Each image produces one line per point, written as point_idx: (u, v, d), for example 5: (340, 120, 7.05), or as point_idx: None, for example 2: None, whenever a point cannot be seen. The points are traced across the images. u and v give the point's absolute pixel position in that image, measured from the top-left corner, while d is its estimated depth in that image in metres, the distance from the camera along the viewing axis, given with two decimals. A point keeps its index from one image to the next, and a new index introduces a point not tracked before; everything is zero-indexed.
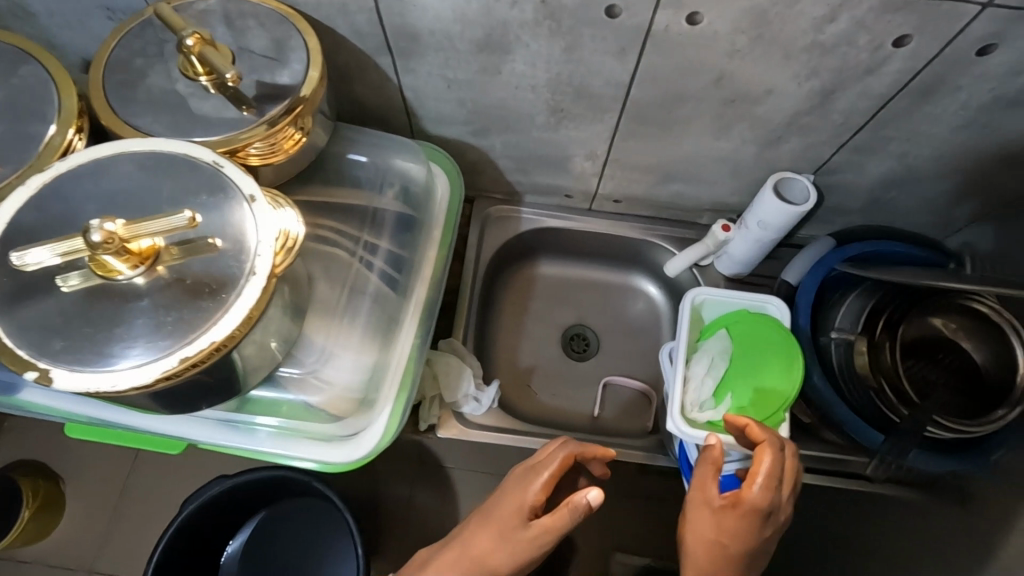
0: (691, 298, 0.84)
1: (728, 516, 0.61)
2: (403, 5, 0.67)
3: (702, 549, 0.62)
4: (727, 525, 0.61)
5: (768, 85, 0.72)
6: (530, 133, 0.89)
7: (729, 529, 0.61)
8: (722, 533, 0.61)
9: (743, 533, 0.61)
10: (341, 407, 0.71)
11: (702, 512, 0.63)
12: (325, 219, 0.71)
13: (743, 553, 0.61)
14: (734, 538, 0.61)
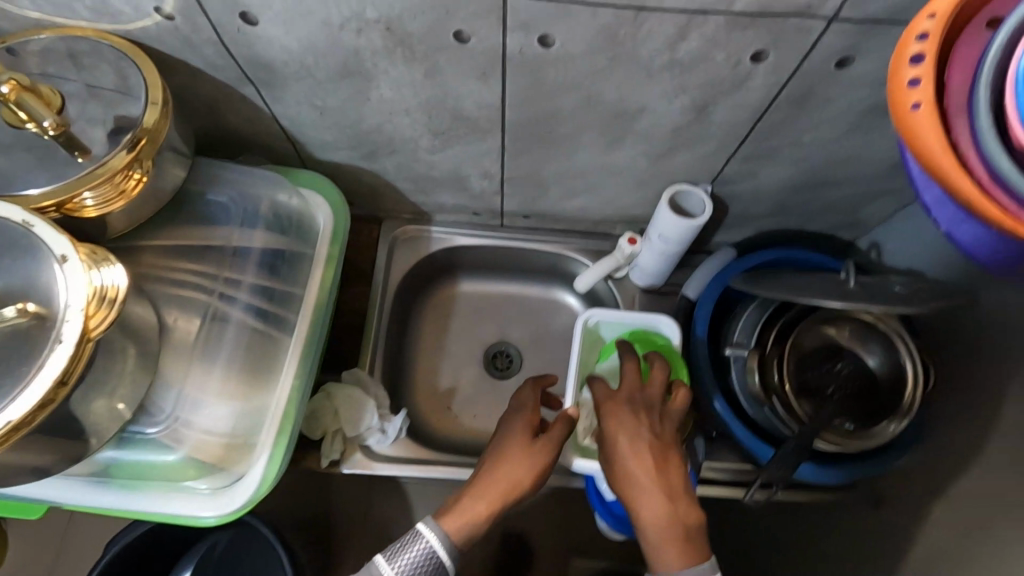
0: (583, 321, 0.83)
1: (607, 413, 0.68)
2: (247, 36, 0.64)
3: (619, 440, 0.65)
4: (609, 421, 0.67)
5: (640, 102, 0.70)
6: (419, 156, 0.86)
7: (610, 424, 0.66)
8: (609, 429, 0.66)
9: (623, 419, 0.66)
10: (210, 458, 0.68)
11: (602, 415, 0.68)
12: (183, 262, 0.68)
13: (635, 437, 0.65)
14: (619, 423, 0.66)
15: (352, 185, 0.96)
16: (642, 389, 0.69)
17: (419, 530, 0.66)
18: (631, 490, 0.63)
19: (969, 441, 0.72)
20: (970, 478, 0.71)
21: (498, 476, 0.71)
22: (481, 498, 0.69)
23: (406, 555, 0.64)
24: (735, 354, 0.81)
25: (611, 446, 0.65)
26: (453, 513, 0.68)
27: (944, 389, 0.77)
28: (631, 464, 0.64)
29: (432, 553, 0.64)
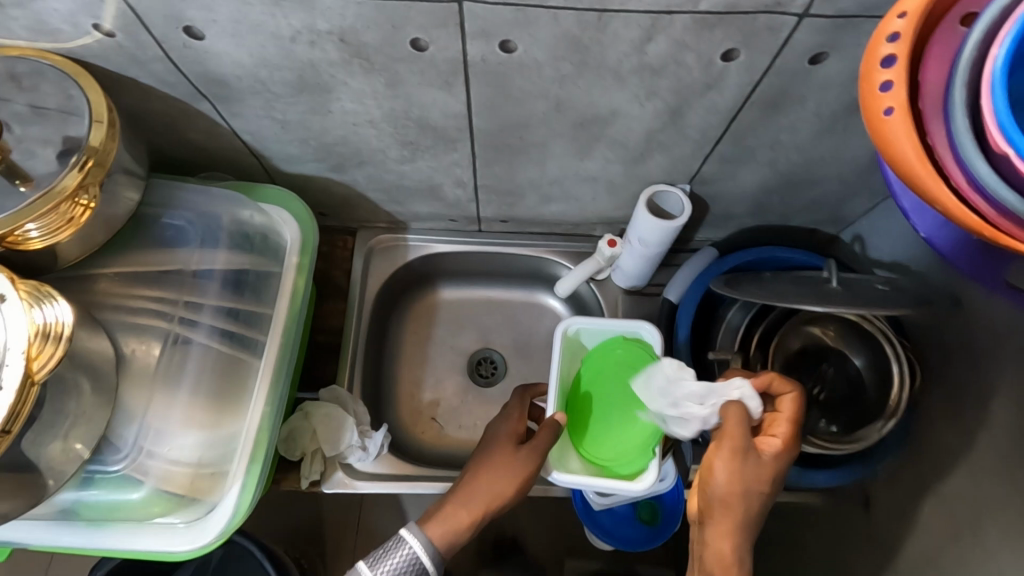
0: (562, 331, 0.79)
1: (731, 464, 0.58)
2: (195, 51, 0.61)
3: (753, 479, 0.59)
4: (724, 470, 0.58)
5: (611, 106, 0.67)
6: (388, 166, 0.83)
7: (725, 475, 0.58)
8: (720, 476, 0.58)
9: (739, 477, 0.58)
10: (177, 490, 0.66)
11: (727, 448, 0.59)
12: (141, 288, 0.65)
13: (743, 503, 0.58)
14: (737, 483, 0.58)
15: (323, 197, 0.93)
16: (776, 454, 0.60)
17: (402, 536, 0.66)
18: (715, 541, 0.59)
19: (958, 440, 0.70)
20: (960, 478, 0.69)
21: (478, 488, 0.70)
22: (463, 507, 0.69)
23: (389, 561, 0.65)
24: (717, 358, 0.78)
25: (716, 496, 0.59)
26: (437, 521, 0.68)
27: (931, 386, 0.76)
28: (728, 525, 0.59)
29: (416, 561, 0.65)
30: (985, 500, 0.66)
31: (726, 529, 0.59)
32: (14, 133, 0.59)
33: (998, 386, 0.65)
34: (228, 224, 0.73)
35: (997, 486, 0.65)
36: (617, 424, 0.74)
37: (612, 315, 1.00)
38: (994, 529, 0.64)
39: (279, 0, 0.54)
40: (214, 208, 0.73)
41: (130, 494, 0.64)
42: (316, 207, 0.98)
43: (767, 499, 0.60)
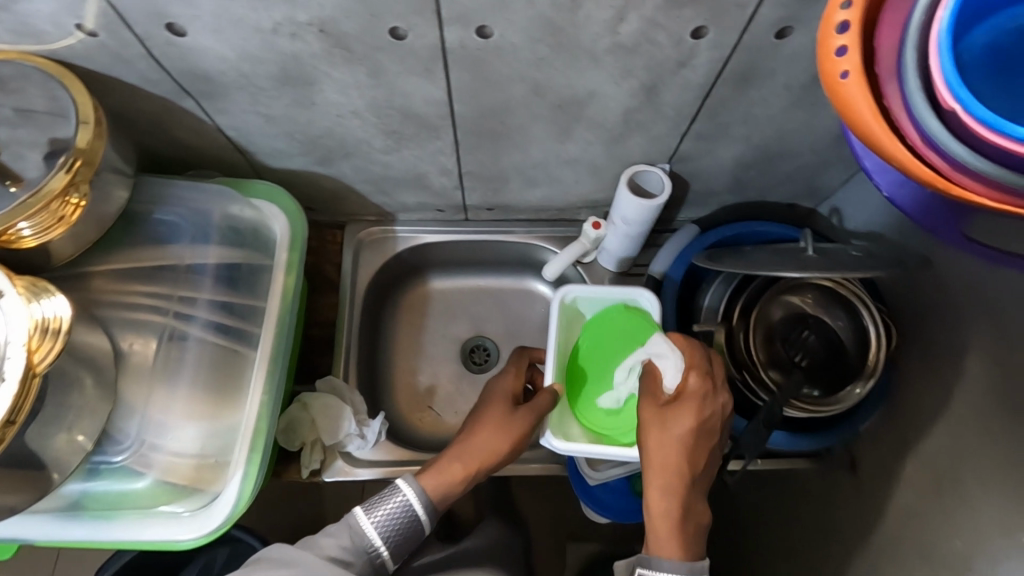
0: (560, 298, 0.81)
1: (647, 415, 0.66)
2: (178, 48, 0.62)
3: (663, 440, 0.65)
4: (645, 426, 0.66)
5: (588, 87, 0.69)
6: (374, 157, 0.85)
7: (647, 430, 0.65)
8: (646, 429, 0.66)
9: (659, 426, 0.65)
10: (180, 480, 0.67)
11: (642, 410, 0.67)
12: (137, 284, 0.66)
13: (665, 449, 0.64)
14: (656, 431, 0.65)
15: (311, 191, 0.95)
16: (691, 397, 0.65)
17: (397, 485, 0.70)
18: (653, 492, 0.65)
19: (937, 397, 0.73)
20: (940, 433, 0.72)
21: (477, 442, 0.76)
22: (458, 460, 0.75)
23: (384, 507, 0.69)
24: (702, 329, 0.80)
25: (644, 449, 0.66)
26: (430, 472, 0.74)
27: (910, 348, 0.79)
28: (660, 474, 0.64)
29: (410, 509, 0.69)
30: (963, 452, 0.69)
31: (660, 478, 0.64)
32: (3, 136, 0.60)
33: (971, 343, 0.68)
34: (220, 218, 0.74)
35: (974, 438, 0.67)
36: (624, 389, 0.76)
37: None
38: (972, 479, 0.67)
39: None
40: (205, 203, 0.74)
41: (136, 484, 0.65)
42: (304, 202, 0.99)
43: (697, 439, 0.65)
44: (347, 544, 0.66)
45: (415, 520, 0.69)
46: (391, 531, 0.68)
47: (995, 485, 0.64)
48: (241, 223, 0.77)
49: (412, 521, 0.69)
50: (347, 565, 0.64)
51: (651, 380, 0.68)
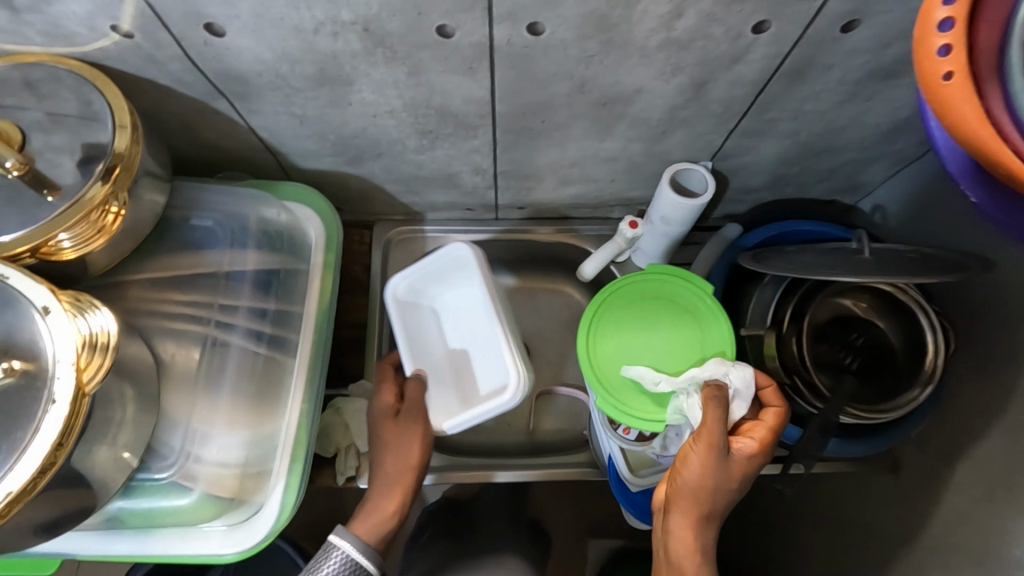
0: (393, 298, 0.83)
1: (706, 455, 0.62)
2: (214, 49, 0.60)
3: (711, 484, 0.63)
4: (697, 466, 0.62)
5: (636, 85, 0.67)
6: (407, 157, 0.82)
7: (698, 471, 0.62)
8: (696, 469, 0.62)
9: (713, 473, 0.62)
10: (227, 493, 0.66)
11: (704, 447, 0.62)
12: (176, 293, 0.64)
13: (709, 498, 0.63)
14: (710, 476, 0.62)
15: (339, 191, 0.92)
16: (748, 457, 0.64)
17: (330, 543, 0.69)
18: (681, 528, 0.64)
19: (993, 401, 0.71)
20: (996, 438, 0.70)
21: (389, 464, 0.76)
22: (387, 498, 0.75)
23: (325, 567, 0.67)
24: (749, 334, 0.78)
25: (689, 486, 0.63)
26: (365, 518, 0.73)
27: (962, 351, 0.76)
28: (692, 515, 0.64)
29: (352, 562, 0.68)
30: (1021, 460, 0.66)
31: (690, 518, 0.64)
32: (36, 142, 0.58)
33: None
34: (257, 223, 0.72)
35: None
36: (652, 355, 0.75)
37: None
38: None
39: None
40: (241, 208, 0.71)
41: (180, 500, 0.64)
42: (331, 201, 0.97)
43: (731, 495, 0.65)
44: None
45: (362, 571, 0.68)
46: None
47: None
48: (276, 228, 0.74)
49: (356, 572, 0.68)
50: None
51: (717, 416, 0.63)
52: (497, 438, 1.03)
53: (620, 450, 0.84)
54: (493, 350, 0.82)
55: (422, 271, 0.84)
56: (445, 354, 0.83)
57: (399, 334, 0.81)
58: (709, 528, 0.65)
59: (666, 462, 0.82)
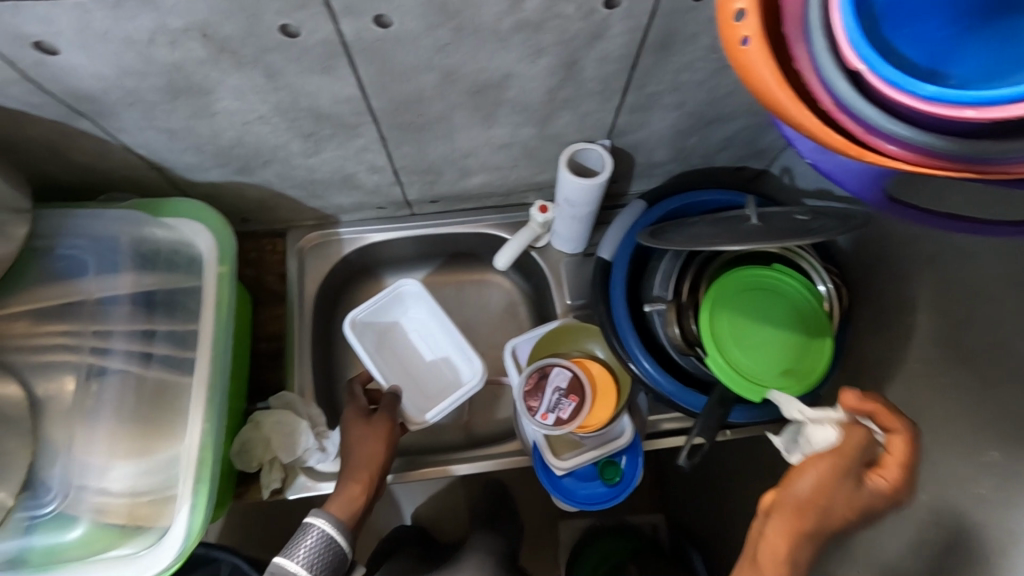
0: (352, 323, 0.94)
1: (830, 466, 0.49)
2: (51, 68, 0.57)
3: (864, 499, 0.48)
4: (816, 473, 0.49)
5: (504, 70, 0.66)
6: (297, 162, 0.80)
7: (816, 479, 0.49)
8: (807, 468, 0.49)
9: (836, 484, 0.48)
10: (119, 520, 0.64)
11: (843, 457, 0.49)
12: (46, 324, 0.63)
13: (818, 517, 0.49)
14: (818, 488, 0.49)
15: (238, 202, 0.90)
16: (882, 493, 0.48)
17: (307, 523, 0.70)
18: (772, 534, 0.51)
19: (891, 352, 0.72)
20: (897, 389, 0.71)
21: (355, 457, 0.78)
22: (354, 480, 0.77)
23: (304, 545, 0.68)
24: (653, 308, 0.78)
25: (794, 496, 0.50)
26: (338, 499, 0.75)
27: (862, 306, 0.77)
28: (792, 527, 0.50)
29: (329, 539, 0.69)
30: (920, 407, 0.67)
31: (788, 531, 0.50)
32: None
33: (919, 295, 0.68)
34: (130, 242, 0.71)
35: (927, 389, 0.66)
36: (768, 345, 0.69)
37: (554, 279, 1.00)
38: (930, 434, 0.66)
39: (119, 1, 0.50)
40: (111, 229, 0.70)
41: (68, 533, 0.62)
42: (235, 213, 0.94)
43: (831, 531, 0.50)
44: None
45: (337, 549, 0.69)
46: (317, 562, 0.67)
47: (951, 437, 0.63)
48: (159, 246, 0.73)
49: (334, 551, 0.69)
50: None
51: (857, 447, 0.49)
52: (433, 435, 1.03)
53: (543, 436, 0.84)
54: (444, 364, 0.98)
55: (376, 304, 0.96)
56: (409, 367, 0.98)
57: (365, 358, 0.92)
58: (811, 548, 0.51)
59: (587, 444, 0.84)
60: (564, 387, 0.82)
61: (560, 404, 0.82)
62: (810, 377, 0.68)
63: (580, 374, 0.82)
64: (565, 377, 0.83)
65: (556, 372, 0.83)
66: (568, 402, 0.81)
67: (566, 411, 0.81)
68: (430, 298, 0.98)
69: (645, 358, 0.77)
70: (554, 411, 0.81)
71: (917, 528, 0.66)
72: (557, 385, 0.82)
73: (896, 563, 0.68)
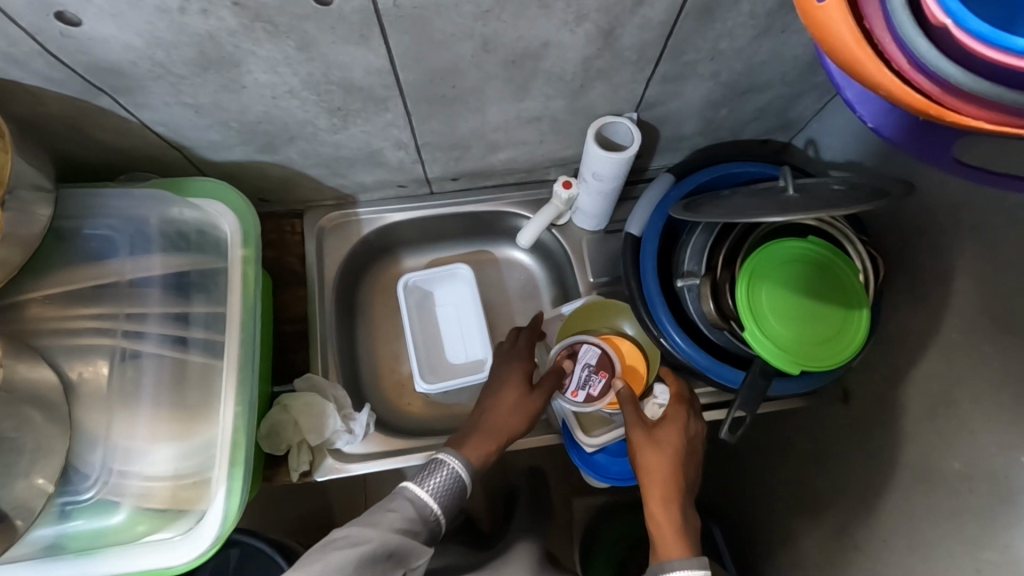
0: (403, 286, 1.00)
1: (660, 441, 0.74)
2: (77, 40, 0.55)
3: (658, 453, 0.73)
4: (649, 449, 0.73)
5: (542, 38, 0.64)
6: (322, 139, 0.79)
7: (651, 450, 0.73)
8: (646, 452, 0.73)
9: (679, 444, 0.73)
10: (160, 505, 0.64)
11: (635, 433, 0.75)
12: (79, 307, 0.62)
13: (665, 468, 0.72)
14: (661, 456, 0.72)
15: (260, 182, 0.88)
16: (667, 430, 0.75)
17: (440, 459, 0.72)
18: (655, 499, 0.71)
19: (928, 323, 0.72)
20: (933, 359, 0.71)
21: (500, 412, 0.79)
22: (490, 435, 0.76)
23: (435, 477, 0.71)
24: (686, 283, 0.77)
25: (644, 474, 0.72)
26: (472, 446, 0.75)
27: (898, 278, 0.77)
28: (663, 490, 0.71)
29: (457, 476, 0.72)
30: (958, 377, 0.67)
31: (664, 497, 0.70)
32: None
33: (960, 264, 0.67)
34: (157, 223, 0.69)
35: (967, 358, 0.66)
36: (811, 321, 0.68)
37: (577, 256, 0.99)
38: (971, 403, 0.66)
39: None
40: (138, 210, 0.68)
41: (112, 517, 0.62)
42: (255, 194, 0.93)
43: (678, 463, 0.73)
44: (412, 514, 0.67)
45: (462, 487, 0.72)
46: (445, 495, 0.70)
47: (994, 407, 0.63)
48: (185, 226, 0.71)
49: (460, 489, 0.72)
50: (415, 533, 0.66)
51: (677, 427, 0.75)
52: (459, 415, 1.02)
53: (573, 413, 0.84)
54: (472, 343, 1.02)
55: (428, 275, 1.02)
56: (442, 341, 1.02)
57: (408, 321, 0.98)
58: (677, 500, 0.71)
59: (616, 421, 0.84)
60: (593, 364, 0.84)
61: (589, 380, 0.84)
62: (848, 348, 0.68)
63: (608, 352, 0.85)
64: (593, 354, 0.85)
65: (585, 349, 0.85)
66: (598, 379, 0.84)
67: (595, 387, 0.84)
68: (475, 288, 1.03)
69: (678, 332, 0.76)
70: (584, 388, 0.84)
71: (959, 498, 0.67)
72: (587, 362, 0.85)
73: (934, 530, 0.69)
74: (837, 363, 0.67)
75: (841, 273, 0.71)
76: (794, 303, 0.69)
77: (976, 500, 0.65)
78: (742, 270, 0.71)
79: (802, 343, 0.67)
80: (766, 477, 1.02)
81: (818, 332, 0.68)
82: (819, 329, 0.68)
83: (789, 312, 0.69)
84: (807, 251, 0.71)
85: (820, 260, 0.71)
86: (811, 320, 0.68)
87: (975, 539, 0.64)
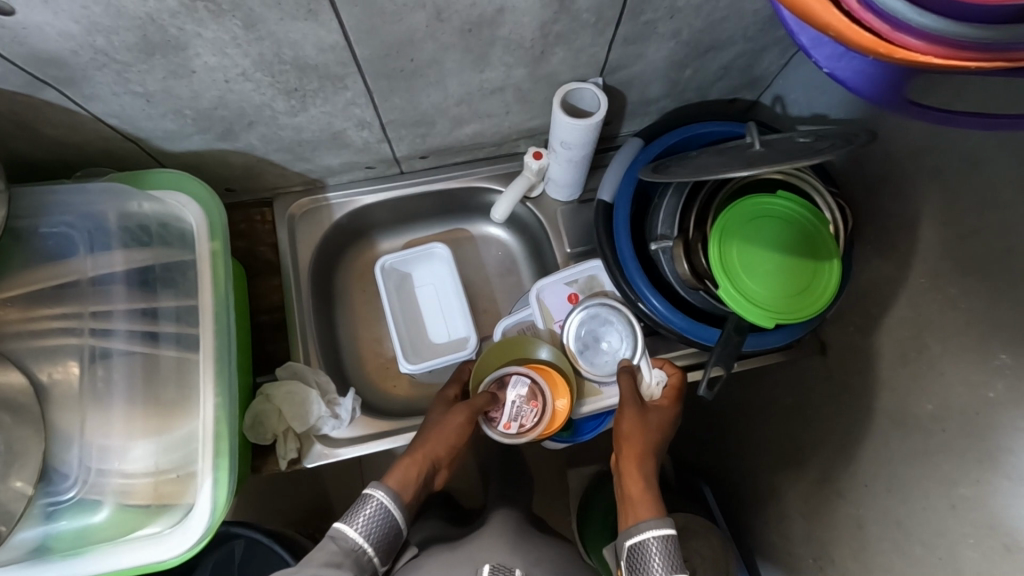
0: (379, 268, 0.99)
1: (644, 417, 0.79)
2: (11, 29, 0.53)
3: (645, 426, 0.78)
4: (636, 422, 0.78)
5: (496, 4, 0.62)
6: (282, 122, 0.77)
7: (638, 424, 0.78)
8: (631, 420, 0.78)
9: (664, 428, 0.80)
10: (143, 501, 0.64)
11: (627, 404, 0.80)
12: (40, 308, 0.61)
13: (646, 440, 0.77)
14: (648, 431, 0.78)
15: (223, 171, 0.86)
16: (661, 415, 0.81)
17: (368, 493, 0.70)
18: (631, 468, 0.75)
19: (895, 270, 0.73)
20: (902, 305, 0.72)
21: (431, 433, 0.79)
22: (410, 454, 0.77)
23: (362, 513, 0.68)
24: (660, 246, 0.77)
25: (627, 441, 0.77)
26: (395, 474, 0.74)
27: (867, 228, 0.78)
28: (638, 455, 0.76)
29: (387, 510, 0.69)
30: (926, 320, 0.69)
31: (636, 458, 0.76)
32: None
33: (923, 209, 0.68)
34: (117, 218, 0.68)
35: (933, 301, 0.68)
36: (780, 277, 0.69)
37: (552, 227, 0.98)
38: (940, 344, 0.67)
39: None
40: (95, 206, 0.67)
41: (94, 516, 0.62)
42: (219, 183, 0.91)
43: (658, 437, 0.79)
44: (333, 549, 0.64)
45: (394, 523, 0.69)
46: (376, 531, 0.67)
47: (961, 347, 0.64)
48: (146, 220, 0.70)
49: (390, 524, 0.69)
50: (337, 565, 0.62)
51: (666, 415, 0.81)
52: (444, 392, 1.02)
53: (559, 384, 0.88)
54: (450, 323, 1.02)
55: (404, 258, 1.00)
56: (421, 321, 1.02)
57: (386, 303, 0.97)
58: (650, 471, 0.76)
59: (607, 392, 0.86)
60: (523, 395, 0.82)
61: (522, 410, 0.83)
62: (817, 300, 0.68)
63: (539, 381, 0.82)
64: (525, 385, 0.83)
65: (514, 381, 0.83)
66: (529, 411, 0.82)
67: (528, 418, 0.82)
68: (453, 268, 1.02)
69: (654, 296, 0.77)
70: (517, 419, 0.83)
71: (933, 437, 0.68)
72: (517, 393, 0.83)
73: (910, 471, 0.71)
74: (810, 315, 0.68)
75: (808, 226, 0.71)
76: (765, 260, 0.69)
77: (948, 439, 0.66)
78: (712, 229, 0.72)
79: (772, 298, 0.68)
80: (753, 436, 1.04)
81: (789, 287, 0.68)
82: (789, 283, 0.69)
83: (759, 268, 0.69)
84: (771, 206, 0.72)
85: (786, 217, 0.72)
86: (780, 275, 0.69)
87: (950, 476, 0.66)
